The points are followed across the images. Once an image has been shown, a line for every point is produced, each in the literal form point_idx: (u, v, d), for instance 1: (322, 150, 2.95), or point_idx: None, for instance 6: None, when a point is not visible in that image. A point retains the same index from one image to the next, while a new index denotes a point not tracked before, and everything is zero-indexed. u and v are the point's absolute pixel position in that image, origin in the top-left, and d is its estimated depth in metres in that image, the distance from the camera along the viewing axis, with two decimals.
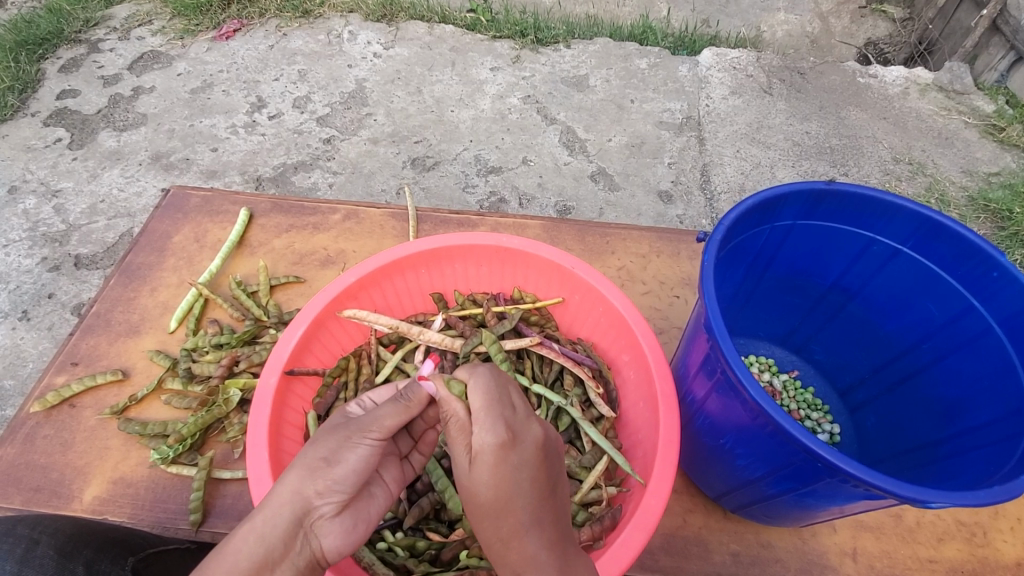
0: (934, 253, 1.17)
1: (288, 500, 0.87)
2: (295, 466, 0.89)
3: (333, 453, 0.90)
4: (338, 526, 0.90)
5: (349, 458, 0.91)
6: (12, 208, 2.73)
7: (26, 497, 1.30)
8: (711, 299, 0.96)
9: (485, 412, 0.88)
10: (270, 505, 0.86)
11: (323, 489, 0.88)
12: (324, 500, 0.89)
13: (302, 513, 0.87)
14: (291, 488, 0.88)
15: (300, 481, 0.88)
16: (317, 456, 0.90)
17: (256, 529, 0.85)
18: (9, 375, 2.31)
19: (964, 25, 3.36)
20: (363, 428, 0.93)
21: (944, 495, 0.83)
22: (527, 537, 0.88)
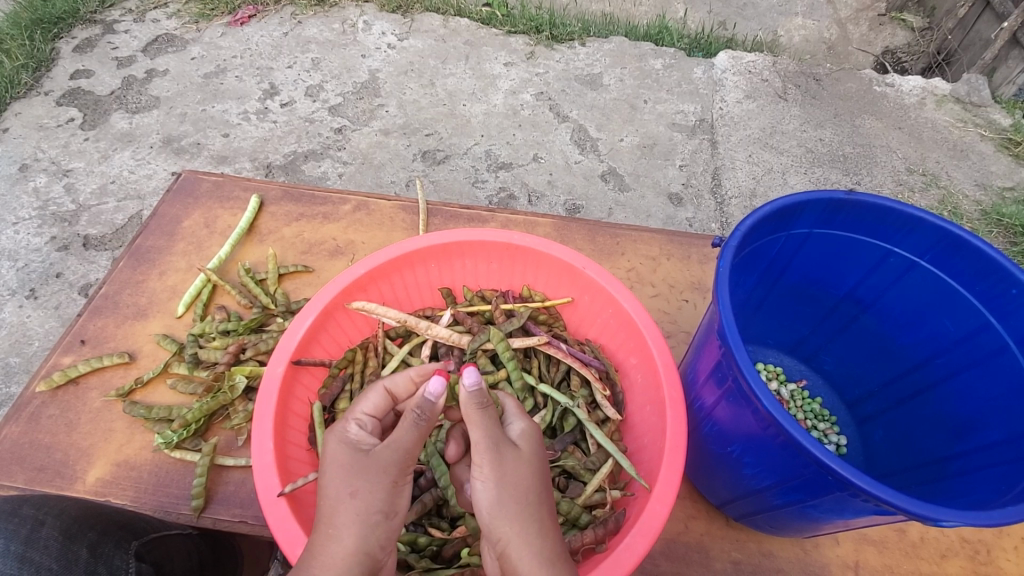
0: (953, 268, 1.15)
1: (358, 560, 0.88)
2: (349, 522, 0.89)
3: (386, 504, 0.92)
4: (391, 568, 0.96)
5: (401, 502, 0.95)
6: (22, 186, 2.74)
7: (30, 476, 1.31)
8: (726, 305, 0.96)
9: (522, 415, 1.03)
10: (338, 569, 0.87)
11: (382, 541, 0.91)
12: (383, 550, 0.92)
13: (372, 569, 0.89)
14: (354, 544, 0.88)
15: (366, 538, 0.90)
16: (371, 509, 0.91)
17: None
18: (15, 353, 2.33)
19: (984, 36, 3.32)
20: (403, 467, 0.95)
21: (956, 513, 0.82)
22: (529, 544, 0.89)
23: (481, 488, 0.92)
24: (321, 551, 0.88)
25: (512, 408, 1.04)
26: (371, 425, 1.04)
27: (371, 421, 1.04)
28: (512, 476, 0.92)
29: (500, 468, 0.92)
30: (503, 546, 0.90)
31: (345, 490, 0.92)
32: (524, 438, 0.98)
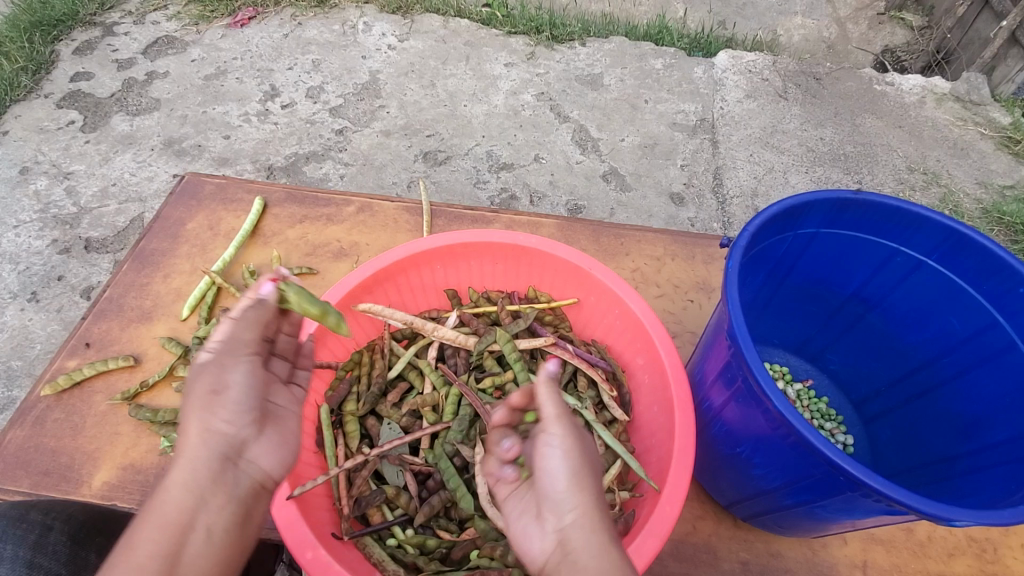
0: (959, 267, 1.16)
1: (201, 442, 0.91)
2: (190, 412, 0.93)
3: (219, 382, 0.95)
4: (268, 446, 0.97)
5: (236, 379, 0.96)
6: (23, 188, 2.73)
7: (35, 481, 1.30)
8: (735, 305, 0.96)
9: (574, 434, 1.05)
10: (188, 456, 0.91)
11: (228, 417, 0.93)
12: (237, 426, 0.94)
13: (222, 447, 0.92)
14: (198, 430, 0.92)
15: (204, 420, 0.92)
16: (204, 393, 0.94)
17: (181, 481, 0.89)
18: (17, 356, 2.32)
19: (983, 35, 3.33)
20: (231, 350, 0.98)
21: (968, 513, 0.82)
22: (599, 523, 0.86)
23: (555, 464, 0.89)
24: (175, 451, 0.93)
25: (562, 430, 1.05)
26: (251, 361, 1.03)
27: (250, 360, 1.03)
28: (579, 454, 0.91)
29: (572, 448, 0.90)
30: (573, 519, 0.86)
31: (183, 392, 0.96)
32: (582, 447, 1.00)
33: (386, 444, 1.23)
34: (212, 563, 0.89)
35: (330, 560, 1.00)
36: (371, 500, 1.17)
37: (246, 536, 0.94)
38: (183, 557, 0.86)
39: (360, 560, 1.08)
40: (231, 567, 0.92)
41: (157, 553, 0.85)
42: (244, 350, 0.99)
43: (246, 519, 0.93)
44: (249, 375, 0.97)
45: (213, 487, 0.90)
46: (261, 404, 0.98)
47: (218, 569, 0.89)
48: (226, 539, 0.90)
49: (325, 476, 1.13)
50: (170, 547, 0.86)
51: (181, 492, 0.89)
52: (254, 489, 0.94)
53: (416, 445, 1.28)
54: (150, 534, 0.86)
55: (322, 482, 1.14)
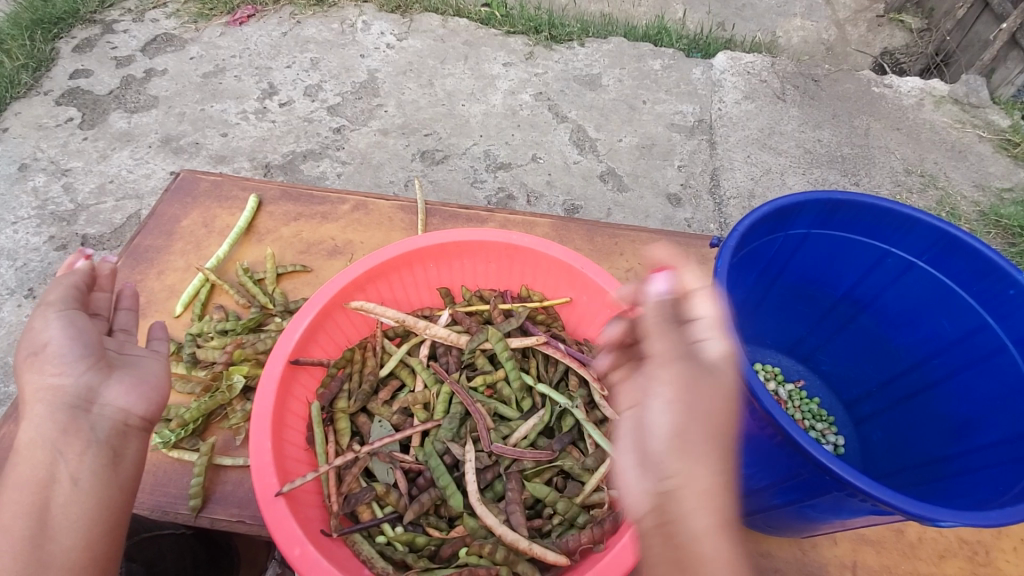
0: (950, 268, 1.16)
1: (37, 397, 1.09)
2: (28, 373, 1.11)
3: (35, 344, 1.11)
4: (118, 387, 1.13)
5: (53, 334, 1.11)
6: (21, 185, 2.73)
7: None
8: (724, 305, 0.96)
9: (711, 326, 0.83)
10: (35, 416, 1.08)
11: (56, 368, 1.10)
12: (72, 376, 1.10)
13: (60, 399, 1.09)
14: (33, 387, 1.10)
15: (36, 379, 1.10)
16: (31, 355, 1.11)
17: (29, 435, 1.08)
18: (13, 352, 2.32)
19: (983, 38, 3.34)
20: (40, 313, 1.14)
21: (955, 514, 0.82)
22: (707, 478, 0.73)
23: (658, 417, 0.78)
24: (22, 418, 1.10)
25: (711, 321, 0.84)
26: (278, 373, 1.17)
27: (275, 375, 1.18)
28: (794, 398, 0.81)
29: (676, 390, 0.78)
30: (675, 482, 0.73)
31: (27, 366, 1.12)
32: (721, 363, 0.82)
33: (378, 441, 1.23)
34: (87, 505, 1.07)
35: (319, 557, 1.00)
36: (361, 497, 1.17)
37: (121, 472, 1.11)
38: (54, 505, 1.05)
39: (349, 557, 1.08)
40: (115, 501, 1.10)
41: (28, 507, 1.03)
42: (52, 310, 1.14)
43: (116, 458, 1.11)
44: (67, 328, 1.12)
45: (66, 436, 1.08)
46: (99, 353, 1.14)
47: (99, 505, 1.08)
48: (96, 478, 1.08)
49: (314, 473, 1.14)
50: (38, 498, 1.04)
51: (33, 445, 1.07)
52: (114, 428, 1.12)
53: (407, 443, 1.28)
54: (15, 495, 1.04)
55: (312, 478, 1.14)
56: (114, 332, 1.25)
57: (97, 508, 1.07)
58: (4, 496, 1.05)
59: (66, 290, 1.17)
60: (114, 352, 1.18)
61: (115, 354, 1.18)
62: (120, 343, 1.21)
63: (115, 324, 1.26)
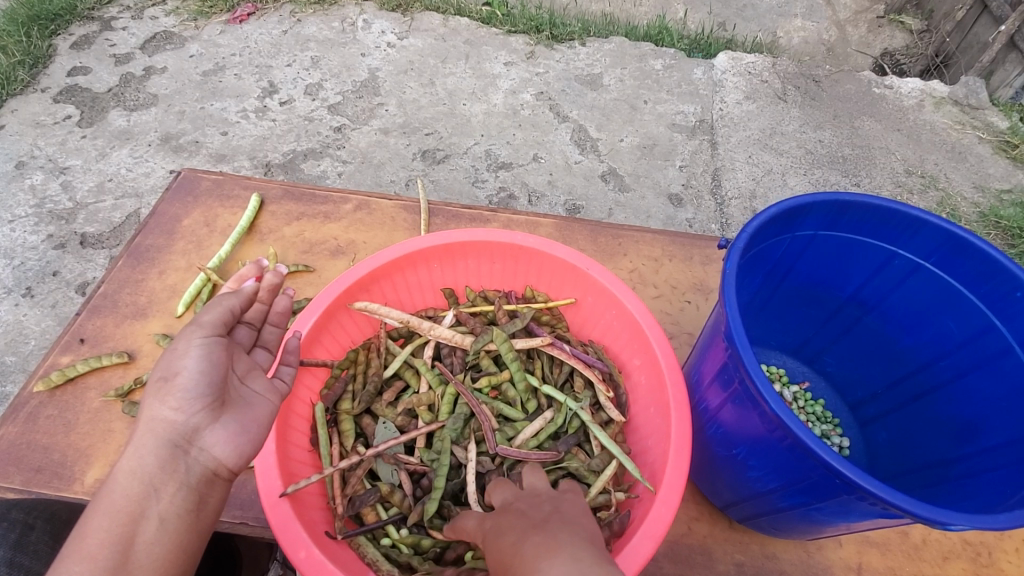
0: (958, 270, 1.15)
1: (149, 427, 0.97)
2: (148, 395, 1.00)
3: (167, 369, 1.00)
4: (223, 434, 0.99)
5: (184, 365, 1.00)
6: (19, 183, 2.72)
7: (27, 478, 1.29)
8: (733, 307, 0.95)
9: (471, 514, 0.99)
10: (141, 445, 0.96)
11: (176, 403, 0.98)
12: (185, 414, 0.98)
13: (170, 433, 0.96)
14: (149, 416, 0.98)
15: (154, 407, 0.98)
16: (158, 379, 1.00)
17: (129, 465, 0.95)
18: (11, 352, 2.31)
19: (982, 39, 3.34)
20: (186, 335, 1.04)
21: (965, 517, 0.81)
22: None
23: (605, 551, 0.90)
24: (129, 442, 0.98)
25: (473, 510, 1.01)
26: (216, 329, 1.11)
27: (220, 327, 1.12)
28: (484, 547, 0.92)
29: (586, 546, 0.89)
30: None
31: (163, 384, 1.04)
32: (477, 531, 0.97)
33: (381, 444, 1.23)
34: (167, 550, 0.92)
35: (324, 559, 0.99)
36: (365, 500, 1.16)
37: (203, 521, 0.98)
38: (135, 544, 0.90)
39: (354, 559, 1.08)
40: (189, 552, 0.95)
41: (106, 540, 0.90)
42: (198, 333, 1.04)
43: (200, 506, 0.97)
44: (202, 359, 1.00)
45: (164, 475, 0.95)
46: (221, 391, 1.01)
47: (176, 555, 0.93)
48: (179, 525, 0.94)
49: (317, 475, 1.13)
50: (121, 535, 0.90)
51: (129, 476, 0.94)
52: (205, 475, 0.98)
53: (411, 445, 1.27)
54: (101, 522, 0.91)
55: (316, 480, 1.14)
56: (253, 353, 1.14)
57: (172, 559, 0.92)
58: (85, 523, 0.92)
59: (222, 312, 1.08)
60: (236, 385, 1.05)
61: (235, 387, 1.05)
62: (248, 371, 1.09)
63: (260, 341, 1.17)
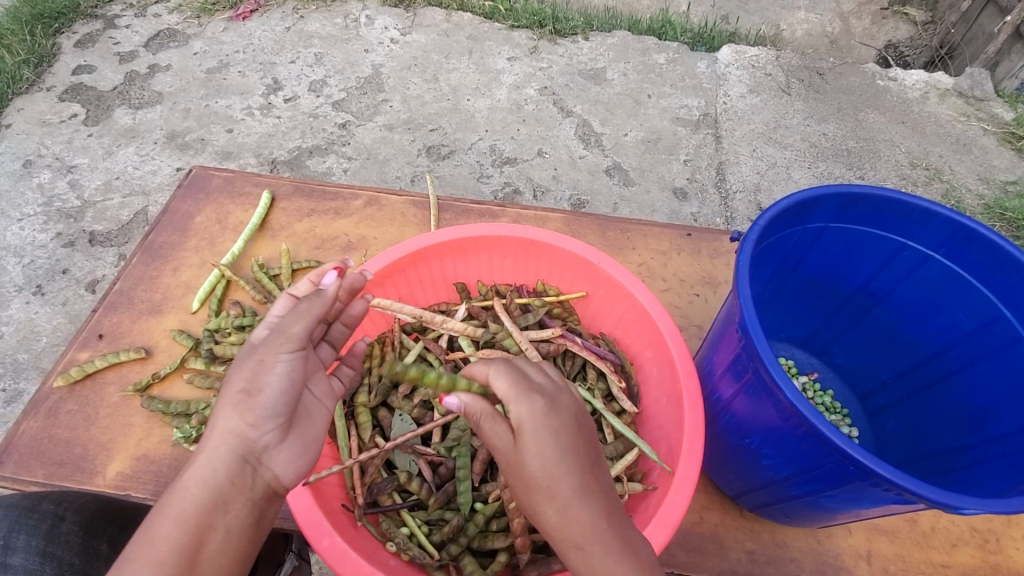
0: (968, 260, 1.16)
1: (223, 439, 0.93)
2: (223, 403, 0.95)
3: (251, 383, 0.95)
4: (289, 453, 0.99)
5: (267, 382, 0.96)
6: (27, 182, 2.74)
7: (50, 471, 1.31)
8: (747, 297, 0.97)
9: (515, 390, 0.91)
10: (213, 455, 0.92)
11: (254, 420, 0.94)
12: (260, 431, 0.95)
13: (242, 448, 0.93)
14: (223, 427, 0.94)
15: (230, 419, 0.94)
16: (237, 390, 0.95)
17: (198, 476, 0.91)
18: (23, 349, 2.33)
19: (987, 30, 3.32)
20: (267, 346, 0.99)
21: (977, 502, 0.83)
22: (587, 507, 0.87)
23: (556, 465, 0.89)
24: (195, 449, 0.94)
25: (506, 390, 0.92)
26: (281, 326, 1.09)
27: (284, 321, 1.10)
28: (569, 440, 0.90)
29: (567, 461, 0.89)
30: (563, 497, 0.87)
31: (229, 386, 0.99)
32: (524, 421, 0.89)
33: (398, 436, 1.24)
34: (230, 563, 0.90)
35: (345, 547, 1.02)
36: (382, 488, 1.20)
37: (260, 536, 0.96)
38: (204, 556, 0.88)
39: (377, 547, 1.10)
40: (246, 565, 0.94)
41: (174, 552, 0.86)
42: (284, 346, 0.99)
43: (261, 521, 0.95)
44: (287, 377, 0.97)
45: (234, 490, 0.92)
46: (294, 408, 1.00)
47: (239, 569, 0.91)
48: (243, 540, 0.92)
49: (338, 466, 1.15)
50: (189, 547, 0.87)
51: (198, 487, 0.90)
52: (267, 492, 0.96)
53: (428, 435, 1.29)
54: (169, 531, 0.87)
55: (337, 470, 1.16)
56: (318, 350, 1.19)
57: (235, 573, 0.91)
58: (147, 529, 0.88)
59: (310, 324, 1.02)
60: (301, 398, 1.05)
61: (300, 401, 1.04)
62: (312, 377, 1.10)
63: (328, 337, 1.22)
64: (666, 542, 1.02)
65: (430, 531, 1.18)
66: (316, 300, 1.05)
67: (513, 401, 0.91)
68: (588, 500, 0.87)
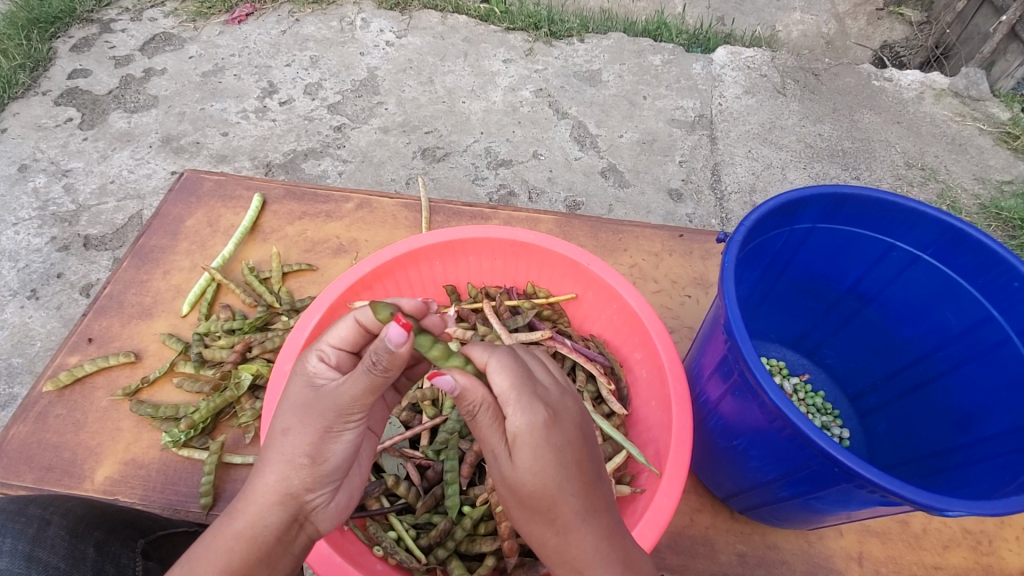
0: (955, 261, 1.16)
1: (277, 500, 0.88)
2: (276, 460, 0.89)
3: (314, 449, 0.89)
4: (336, 509, 0.96)
5: (333, 451, 0.91)
6: (22, 186, 2.73)
7: (38, 476, 1.31)
8: (732, 300, 0.96)
9: (516, 393, 0.84)
10: (260, 510, 0.88)
11: (312, 485, 0.90)
12: (316, 493, 0.91)
13: (295, 509, 0.90)
14: (276, 486, 0.89)
15: (286, 479, 0.89)
16: (297, 453, 0.89)
17: (243, 531, 0.87)
18: (17, 353, 2.32)
19: (982, 30, 3.32)
20: (334, 408, 0.88)
21: (962, 503, 0.83)
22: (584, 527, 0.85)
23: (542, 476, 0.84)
24: (242, 499, 0.89)
25: (505, 391, 0.84)
26: (340, 356, 0.96)
27: (341, 353, 0.96)
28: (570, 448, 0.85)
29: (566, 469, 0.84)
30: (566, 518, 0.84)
31: (279, 426, 0.91)
32: (522, 435, 0.83)
33: (387, 439, 1.24)
34: None
35: (331, 552, 1.02)
36: (369, 491, 1.19)
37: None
38: None
39: (364, 551, 1.08)
40: None
41: None
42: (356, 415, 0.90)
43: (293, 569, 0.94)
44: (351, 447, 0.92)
45: (279, 547, 0.89)
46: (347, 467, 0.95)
47: None
48: None
49: None
50: None
51: (244, 544, 0.86)
52: (306, 544, 0.94)
53: (416, 438, 1.29)
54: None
55: None
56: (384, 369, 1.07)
57: None
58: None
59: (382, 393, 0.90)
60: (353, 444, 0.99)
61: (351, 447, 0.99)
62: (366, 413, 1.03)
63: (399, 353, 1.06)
64: (657, 540, 1.02)
65: (418, 535, 1.17)
66: (391, 372, 0.85)
67: (513, 405, 0.84)
68: (594, 524, 0.85)
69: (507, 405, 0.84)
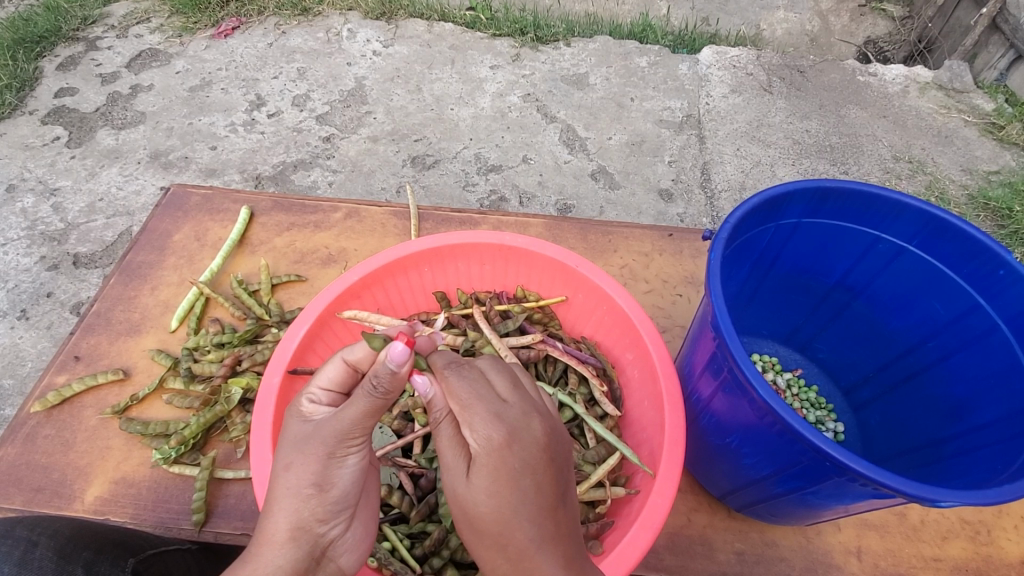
0: (941, 251, 1.17)
1: (289, 537, 0.85)
2: (284, 498, 0.87)
3: (320, 477, 0.88)
4: (351, 542, 0.94)
5: (339, 477, 0.89)
6: (10, 207, 2.72)
7: (28, 498, 1.29)
8: (718, 296, 0.96)
9: (472, 412, 0.83)
10: (273, 552, 0.84)
11: (323, 515, 0.88)
12: (328, 525, 0.89)
13: (312, 544, 0.87)
14: (289, 524, 0.86)
15: (297, 513, 0.86)
16: (303, 484, 0.87)
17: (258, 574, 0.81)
18: (9, 375, 2.30)
19: (964, 23, 3.35)
20: (333, 436, 0.88)
21: (953, 493, 0.82)
22: (546, 550, 0.80)
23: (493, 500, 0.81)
24: (255, 545, 0.84)
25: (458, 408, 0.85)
26: (332, 397, 0.96)
27: (333, 394, 0.96)
28: (531, 472, 0.81)
29: (524, 494, 0.80)
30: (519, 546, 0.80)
31: (281, 464, 0.89)
32: (480, 455, 0.82)
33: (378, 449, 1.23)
34: None
35: None
36: None
37: None
38: None
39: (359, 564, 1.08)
40: None
41: None
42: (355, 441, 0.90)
43: None
44: (357, 472, 0.91)
45: None
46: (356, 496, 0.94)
47: None
48: None
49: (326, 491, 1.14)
50: None
51: None
52: None
53: (409, 447, 1.28)
54: None
55: None
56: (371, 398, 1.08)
57: None
58: None
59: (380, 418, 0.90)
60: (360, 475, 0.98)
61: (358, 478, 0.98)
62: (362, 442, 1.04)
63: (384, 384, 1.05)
64: (654, 540, 1.01)
65: (412, 545, 1.17)
66: (392, 393, 0.85)
67: (469, 423, 0.84)
68: (552, 551, 0.80)
69: (466, 423, 0.84)
